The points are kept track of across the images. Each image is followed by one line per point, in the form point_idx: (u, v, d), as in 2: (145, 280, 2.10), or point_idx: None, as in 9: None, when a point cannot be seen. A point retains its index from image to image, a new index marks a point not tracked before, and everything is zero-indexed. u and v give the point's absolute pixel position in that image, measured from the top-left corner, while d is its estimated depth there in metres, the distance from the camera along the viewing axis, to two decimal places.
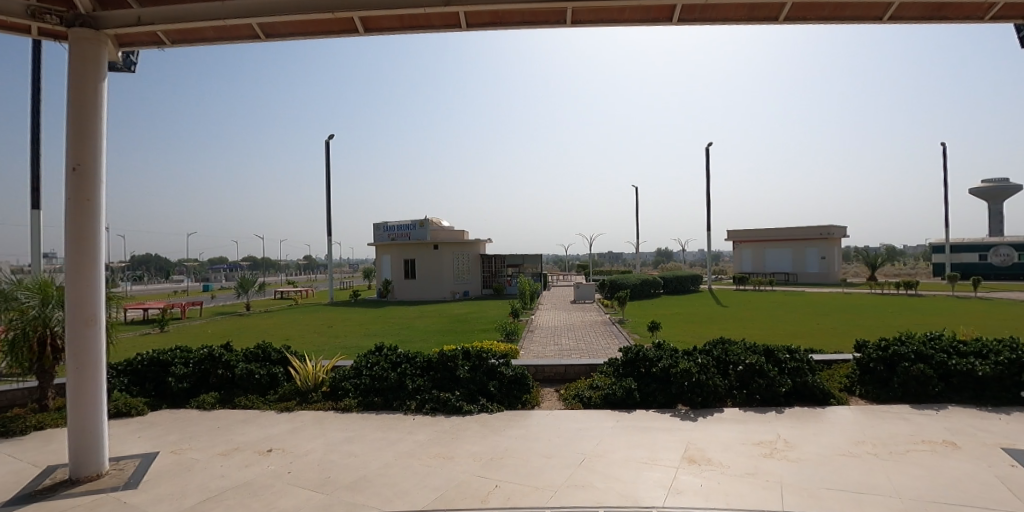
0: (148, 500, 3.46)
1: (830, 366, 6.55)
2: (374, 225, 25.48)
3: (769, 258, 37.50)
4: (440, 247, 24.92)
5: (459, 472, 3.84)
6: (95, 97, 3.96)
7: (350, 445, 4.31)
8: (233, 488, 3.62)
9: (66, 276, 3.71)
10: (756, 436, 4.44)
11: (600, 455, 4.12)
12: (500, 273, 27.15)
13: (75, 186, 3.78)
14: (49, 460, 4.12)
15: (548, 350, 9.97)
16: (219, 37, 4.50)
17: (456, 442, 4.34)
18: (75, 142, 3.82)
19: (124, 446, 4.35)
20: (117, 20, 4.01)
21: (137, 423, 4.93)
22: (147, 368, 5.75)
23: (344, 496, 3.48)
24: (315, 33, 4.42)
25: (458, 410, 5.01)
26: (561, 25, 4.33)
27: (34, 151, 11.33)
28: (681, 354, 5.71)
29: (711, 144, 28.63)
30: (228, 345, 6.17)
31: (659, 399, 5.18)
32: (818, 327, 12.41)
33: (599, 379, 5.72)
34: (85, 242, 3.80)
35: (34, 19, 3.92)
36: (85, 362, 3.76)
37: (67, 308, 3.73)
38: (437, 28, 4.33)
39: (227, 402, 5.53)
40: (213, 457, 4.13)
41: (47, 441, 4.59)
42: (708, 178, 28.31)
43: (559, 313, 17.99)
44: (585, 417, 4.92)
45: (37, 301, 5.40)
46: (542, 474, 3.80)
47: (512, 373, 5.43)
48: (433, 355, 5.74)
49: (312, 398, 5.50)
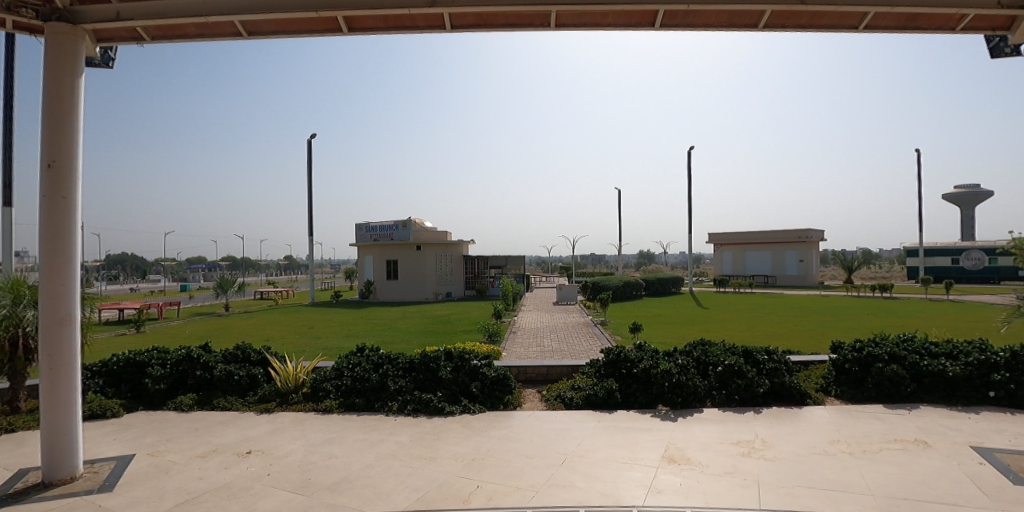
0: (125, 503, 3.43)
1: (807, 366, 6.66)
2: (357, 225, 25.47)
3: (749, 261, 38.03)
4: (423, 248, 24.84)
5: (441, 473, 3.87)
6: (73, 93, 3.88)
7: (332, 446, 4.28)
8: (212, 491, 3.60)
9: (40, 274, 3.62)
10: (733, 435, 4.52)
11: (581, 455, 4.16)
12: (483, 274, 27.12)
13: (50, 183, 3.69)
14: (22, 463, 4.03)
15: (530, 351, 9.97)
16: (200, 35, 4.39)
17: (439, 442, 4.33)
18: (50, 137, 3.74)
19: (100, 448, 4.27)
20: (96, 14, 3.94)
21: (113, 425, 4.84)
22: (123, 369, 5.63)
23: (325, 498, 3.50)
24: (297, 32, 4.32)
25: (440, 411, 4.98)
26: (545, 28, 4.34)
27: (6, 147, 11.03)
28: (663, 355, 5.75)
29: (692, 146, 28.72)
30: (207, 345, 6.07)
31: (640, 400, 5.19)
32: (797, 330, 12.55)
33: (581, 380, 5.73)
34: (61, 240, 3.71)
35: (11, 13, 3.82)
36: (60, 362, 3.67)
37: (41, 306, 3.64)
38: (423, 29, 4.28)
39: (205, 403, 5.46)
40: (191, 458, 4.08)
41: (19, 443, 4.48)
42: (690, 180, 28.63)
43: (542, 314, 18.07)
44: (567, 417, 4.94)
45: (7, 300, 5.15)
46: (523, 475, 3.84)
47: (495, 373, 5.39)
48: (416, 355, 5.71)
49: (293, 399, 5.44)
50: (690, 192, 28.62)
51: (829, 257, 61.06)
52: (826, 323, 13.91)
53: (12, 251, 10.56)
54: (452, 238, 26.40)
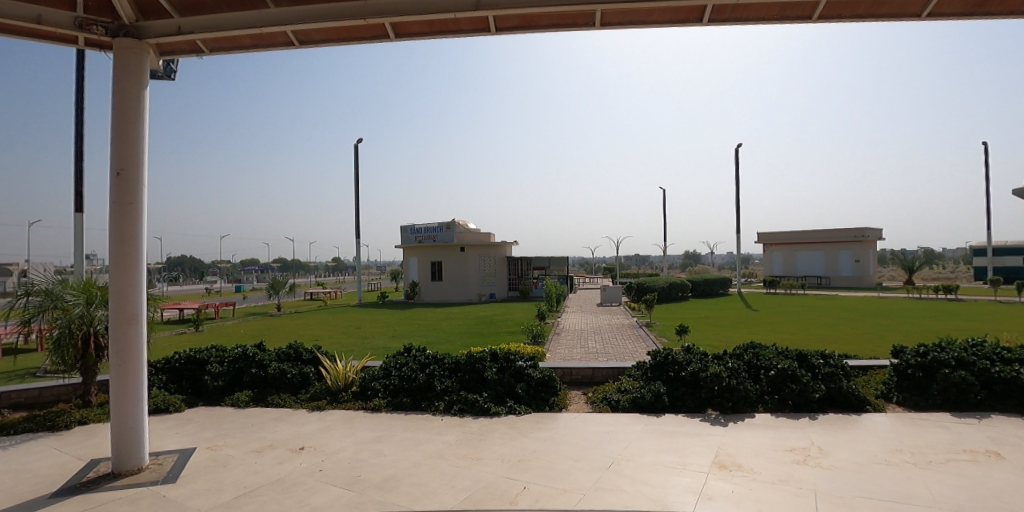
0: (187, 495, 3.59)
1: (866, 371, 6.35)
2: (402, 227, 25.95)
3: (800, 262, 36.84)
4: (466, 250, 25.22)
5: (487, 473, 3.89)
6: (139, 105, 3.99)
7: (379, 444, 4.33)
8: (266, 486, 3.73)
9: (110, 276, 3.78)
10: (787, 442, 4.34)
11: (628, 459, 4.08)
12: (526, 275, 27.10)
13: (119, 191, 3.84)
14: (93, 454, 4.23)
15: (575, 353, 9.90)
16: (255, 45, 4.53)
17: (484, 442, 4.33)
18: (119, 148, 3.87)
19: (163, 441, 4.45)
20: (159, 30, 4.02)
21: (175, 420, 5.04)
22: (184, 366, 5.88)
23: (375, 497, 3.58)
24: (346, 40, 4.40)
25: (485, 412, 4.95)
26: (590, 28, 4.31)
27: (78, 156, 11.72)
28: (712, 358, 5.58)
29: (738, 145, 28.01)
30: (261, 343, 6.27)
31: (688, 403, 5.03)
32: (851, 333, 12.03)
33: (627, 383, 5.61)
34: (128, 244, 3.86)
35: (82, 30, 3.95)
36: (127, 360, 3.84)
37: (111, 306, 3.82)
38: (467, 32, 4.31)
39: (260, 400, 5.63)
40: (247, 453, 4.20)
41: (90, 433, 4.71)
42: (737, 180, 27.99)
43: (586, 315, 17.96)
44: (613, 419, 4.85)
45: (80, 301, 5.31)
46: (569, 478, 3.80)
47: (540, 375, 5.33)
48: (461, 356, 5.73)
49: (342, 398, 5.53)
50: (735, 192, 27.98)
51: (886, 257, 58.24)
52: (885, 327, 13.21)
53: (83, 253, 11.16)
54: (495, 239, 26.51)
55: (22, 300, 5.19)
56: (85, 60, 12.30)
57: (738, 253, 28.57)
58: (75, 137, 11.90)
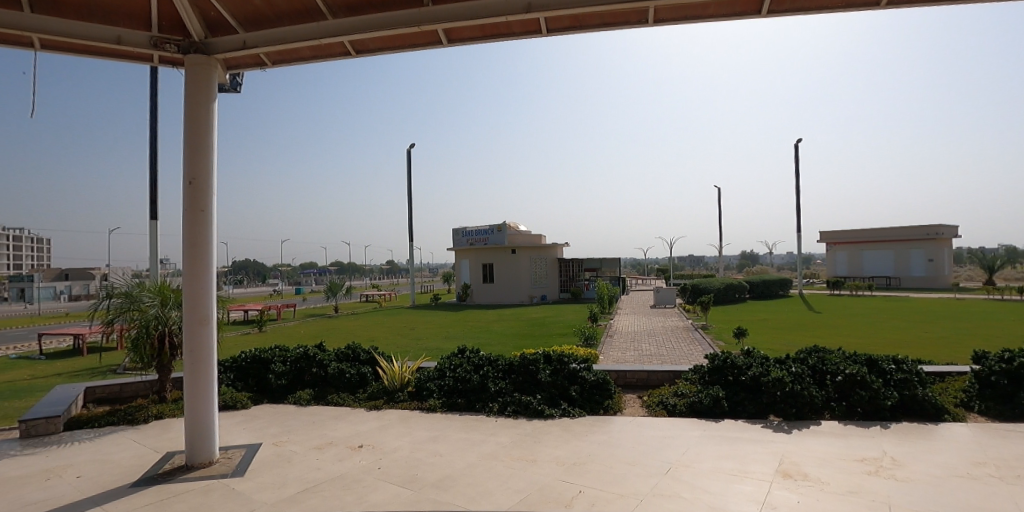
0: (255, 489, 3.74)
1: (943, 378, 5.96)
2: (453, 230, 26.37)
3: (867, 262, 35.20)
4: (518, 252, 25.22)
5: (542, 475, 3.87)
6: (207, 117, 4.15)
7: (435, 444, 4.38)
8: (327, 482, 3.84)
9: (183, 279, 3.97)
10: (857, 451, 4.12)
11: (686, 464, 3.97)
12: (579, 277, 26.83)
13: (191, 198, 4.01)
14: (168, 446, 4.46)
15: (629, 355, 9.79)
16: (314, 56, 4.70)
17: (538, 444, 4.31)
18: (191, 158, 4.04)
19: (232, 436, 4.66)
20: (225, 46, 4.18)
21: (242, 416, 5.27)
22: (250, 365, 6.16)
23: (432, 495, 3.63)
24: (400, 47, 4.50)
25: (539, 414, 4.92)
26: (642, 25, 4.26)
27: (153, 167, 12.48)
28: (774, 362, 5.37)
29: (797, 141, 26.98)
30: (321, 344, 6.47)
31: (749, 409, 4.86)
32: (924, 337, 11.33)
33: (684, 386, 5.48)
34: (199, 249, 4.04)
35: (157, 48, 4.16)
36: (199, 359, 4.03)
37: (186, 308, 4.02)
38: (518, 35, 4.35)
39: (320, 399, 5.81)
40: (309, 449, 4.33)
41: (166, 426, 4.98)
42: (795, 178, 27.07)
43: (638, 317, 17.71)
44: (671, 423, 4.73)
45: (156, 302, 5.63)
46: (626, 482, 3.73)
47: (594, 377, 5.26)
48: (514, 357, 5.73)
49: (398, 397, 5.63)
50: (794, 190, 27.02)
51: (961, 256, 54.59)
52: (965, 331, 12.36)
53: (158, 257, 11.89)
54: (546, 241, 26.55)
55: (105, 301, 5.55)
56: (159, 78, 13.12)
57: (798, 252, 27.57)
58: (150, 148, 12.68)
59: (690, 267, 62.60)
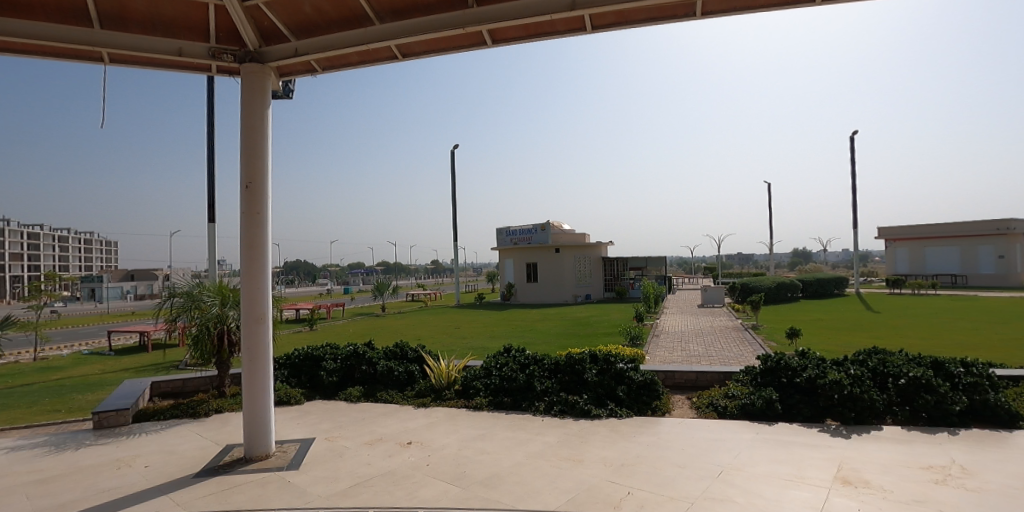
0: (310, 483, 3.86)
1: (1017, 383, 5.61)
2: (497, 229, 26.63)
3: (931, 259, 33.57)
4: (562, 251, 25.35)
5: (589, 476, 3.84)
6: (262, 123, 4.30)
7: (482, 442, 4.41)
8: (378, 477, 3.92)
9: (241, 279, 4.13)
10: (922, 458, 3.92)
11: (738, 468, 3.86)
12: (623, 276, 26.53)
13: (248, 202, 4.16)
14: (227, 439, 4.66)
15: (676, 355, 9.65)
16: (362, 61, 4.83)
17: (585, 444, 4.28)
18: (247, 163, 4.19)
19: (286, 431, 4.82)
20: (279, 54, 4.32)
21: (296, 412, 5.45)
22: (303, 362, 6.39)
23: (479, 493, 3.65)
24: (446, 49, 4.56)
25: (586, 414, 4.90)
26: (689, 18, 4.18)
27: (210, 171, 13.02)
28: (831, 364, 5.17)
29: (853, 134, 25.84)
30: (370, 342, 6.65)
31: (804, 412, 4.70)
32: (994, 339, 10.70)
33: (735, 388, 5.35)
34: (256, 250, 4.19)
35: (215, 59, 4.36)
36: (256, 356, 4.18)
37: (244, 307, 4.18)
38: (563, 33, 4.33)
39: (370, 396, 5.96)
40: (360, 445, 4.43)
41: (225, 420, 5.20)
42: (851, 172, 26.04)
43: (685, 317, 17.40)
44: (722, 425, 4.63)
45: (216, 301, 5.86)
46: (675, 485, 3.67)
47: (642, 377, 5.19)
48: (560, 357, 5.72)
49: (446, 395, 5.70)
50: (850, 185, 26.04)
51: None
52: None
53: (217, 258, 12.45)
54: (590, 240, 26.48)
55: (170, 301, 5.83)
56: (215, 86, 13.69)
57: (854, 250, 26.53)
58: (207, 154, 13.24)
59: (732, 265, 60.95)
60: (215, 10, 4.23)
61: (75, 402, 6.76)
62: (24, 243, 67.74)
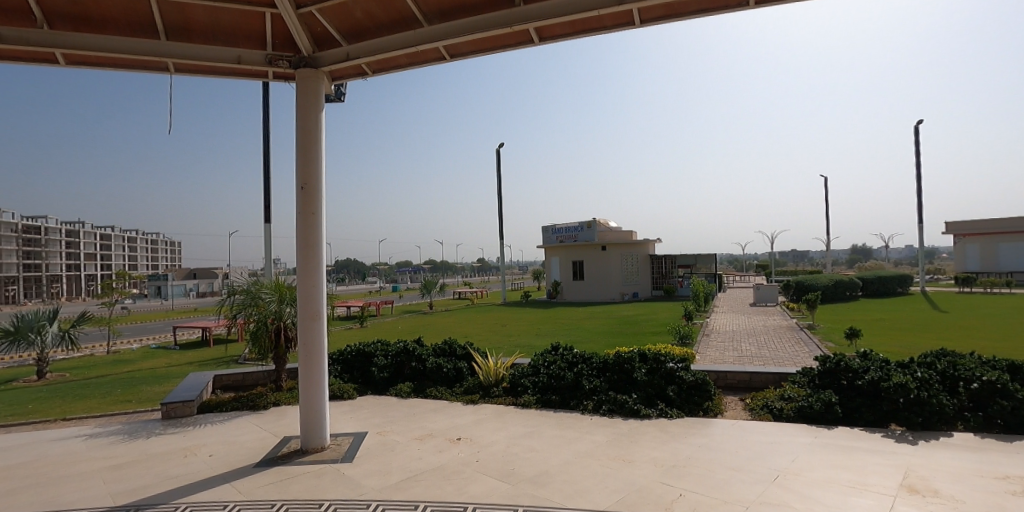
0: (363, 475, 3.97)
1: None
2: (543, 227, 26.91)
3: (1004, 256, 31.67)
4: (608, 248, 25.39)
5: (639, 477, 3.79)
6: (317, 126, 4.43)
7: (530, 440, 4.43)
8: (428, 472, 3.99)
9: (298, 278, 4.28)
10: (998, 468, 3.68)
11: (796, 472, 3.73)
12: (671, 274, 26.14)
13: (304, 203, 4.30)
14: (284, 431, 4.84)
15: (728, 355, 9.47)
16: (411, 62, 4.93)
17: (634, 444, 4.24)
18: (303, 165, 4.33)
19: (340, 424, 4.98)
20: (331, 58, 4.45)
21: (348, 406, 5.62)
22: (355, 358, 6.58)
23: (529, 490, 3.67)
24: (493, 48, 4.61)
25: (635, 413, 4.85)
26: (742, 7, 4.02)
27: (267, 174, 13.60)
28: (895, 367, 4.94)
29: (916, 125, 24.58)
30: (419, 339, 6.79)
31: (866, 416, 4.52)
32: None
33: (791, 390, 5.19)
34: (311, 249, 4.33)
35: (272, 65, 4.54)
36: (312, 352, 4.33)
37: (300, 305, 4.34)
38: (610, 28, 4.30)
39: (420, 391, 6.09)
40: (410, 440, 4.53)
41: (281, 413, 5.41)
42: (915, 164, 24.82)
43: (736, 316, 17.05)
44: (778, 428, 4.50)
45: (274, 299, 6.09)
46: (729, 488, 3.58)
47: (693, 378, 5.10)
48: (609, 356, 5.68)
49: (494, 392, 5.76)
50: (916, 179, 24.82)
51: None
52: None
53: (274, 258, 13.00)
54: (637, 237, 26.27)
55: (231, 298, 6.09)
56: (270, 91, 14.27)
57: (918, 246, 25.23)
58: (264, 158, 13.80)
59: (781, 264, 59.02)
60: (271, 18, 4.40)
61: (145, 393, 7.18)
62: (96, 244, 73.10)
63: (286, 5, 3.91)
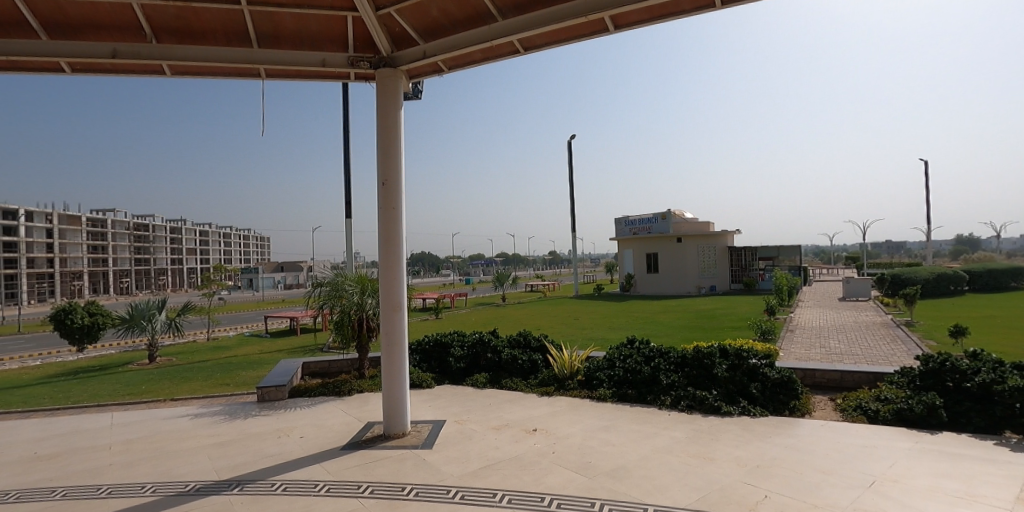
0: (444, 461, 4.13)
1: None
2: (616, 220, 26.86)
3: None
4: (683, 240, 25.01)
5: (721, 475, 3.70)
6: (396, 122, 4.59)
7: (607, 434, 4.44)
8: (506, 461, 4.09)
9: (381, 270, 4.49)
10: None
11: (893, 479, 3.50)
12: (752, 267, 25.23)
13: (385, 198, 4.48)
14: (368, 417, 5.12)
15: (816, 352, 9.07)
16: (485, 57, 5.02)
17: (715, 442, 4.15)
18: (384, 161, 4.51)
19: (420, 412, 5.20)
20: (410, 57, 4.61)
21: (427, 395, 5.86)
22: (433, 348, 6.84)
23: (606, 484, 3.67)
24: (567, 39, 4.60)
25: (716, 410, 4.76)
26: None
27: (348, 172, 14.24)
28: (1012, 369, 4.53)
29: None
30: (494, 331, 6.95)
31: (976, 421, 4.20)
32: None
33: (889, 391, 4.91)
34: (392, 243, 4.51)
35: (353, 66, 4.74)
36: (394, 342, 4.53)
37: (383, 296, 4.54)
38: (689, 12, 4.16)
39: (495, 382, 6.24)
40: (488, 429, 4.66)
41: (364, 400, 5.71)
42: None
43: (824, 311, 16.23)
44: (873, 431, 4.27)
45: (357, 290, 6.40)
46: (818, 492, 3.43)
47: (778, 375, 4.92)
48: (687, 351, 5.58)
49: (569, 385, 5.81)
50: None
51: None
52: None
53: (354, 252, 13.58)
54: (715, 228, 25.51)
55: (317, 290, 6.46)
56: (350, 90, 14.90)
57: None
58: (347, 155, 14.46)
59: (863, 253, 54.90)
60: (353, 22, 4.60)
61: (241, 377, 7.81)
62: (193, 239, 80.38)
63: (367, 8, 4.07)
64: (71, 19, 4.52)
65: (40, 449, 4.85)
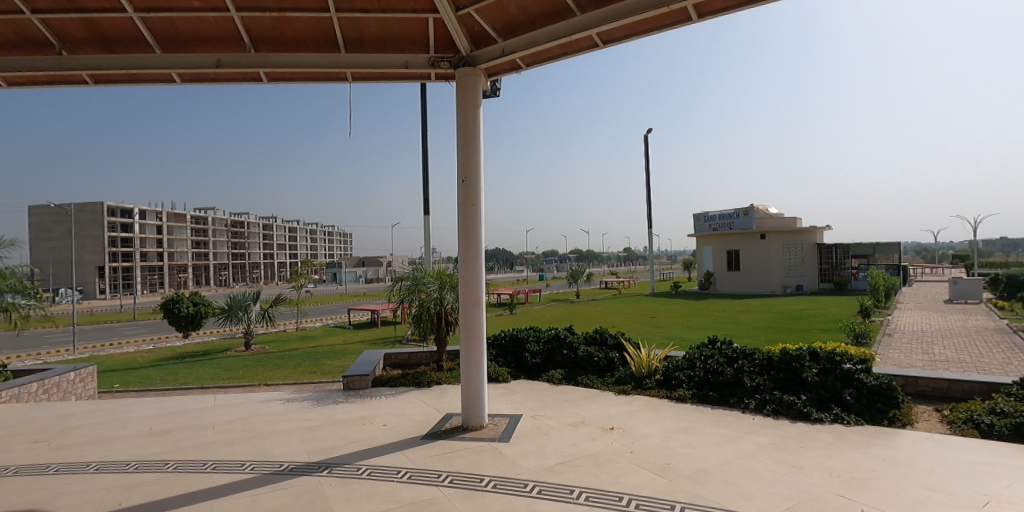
0: (521, 455, 4.24)
1: None
2: (694, 216, 26.35)
3: None
4: (768, 236, 23.94)
5: (812, 485, 3.56)
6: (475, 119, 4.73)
7: (687, 436, 4.40)
8: (584, 458, 4.14)
9: (461, 264, 4.65)
10: None
11: (1010, 500, 3.23)
12: (843, 265, 23.91)
13: (466, 194, 4.64)
14: (446, 408, 5.33)
15: (921, 358, 8.49)
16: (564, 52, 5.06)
17: (804, 451, 4.01)
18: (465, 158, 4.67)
19: (496, 406, 5.35)
20: (488, 55, 4.74)
21: (503, 389, 6.02)
22: (509, 342, 7.01)
23: (687, 486, 3.63)
24: (649, 30, 4.53)
25: (805, 417, 4.62)
26: None
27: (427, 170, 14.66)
28: None
29: None
30: (570, 327, 7.01)
31: None
32: None
33: (1007, 403, 4.52)
34: (471, 237, 4.66)
35: (434, 67, 4.94)
36: (473, 335, 4.68)
37: (462, 290, 4.71)
38: None
39: (570, 379, 6.32)
40: (564, 426, 4.73)
41: (441, 392, 5.95)
42: None
43: (926, 314, 15.06)
44: (985, 447, 3.97)
45: (436, 285, 6.64)
46: (920, 506, 3.23)
47: (875, 382, 4.67)
48: (773, 352, 5.40)
49: (646, 384, 5.79)
50: None
51: None
52: None
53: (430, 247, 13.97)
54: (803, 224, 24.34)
55: (399, 285, 6.76)
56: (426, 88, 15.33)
57: None
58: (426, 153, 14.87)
59: (973, 253, 50.28)
60: (433, 23, 4.76)
61: (328, 366, 8.34)
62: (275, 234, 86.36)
63: (449, 9, 4.20)
64: (182, 35, 4.99)
65: (155, 424, 5.43)
